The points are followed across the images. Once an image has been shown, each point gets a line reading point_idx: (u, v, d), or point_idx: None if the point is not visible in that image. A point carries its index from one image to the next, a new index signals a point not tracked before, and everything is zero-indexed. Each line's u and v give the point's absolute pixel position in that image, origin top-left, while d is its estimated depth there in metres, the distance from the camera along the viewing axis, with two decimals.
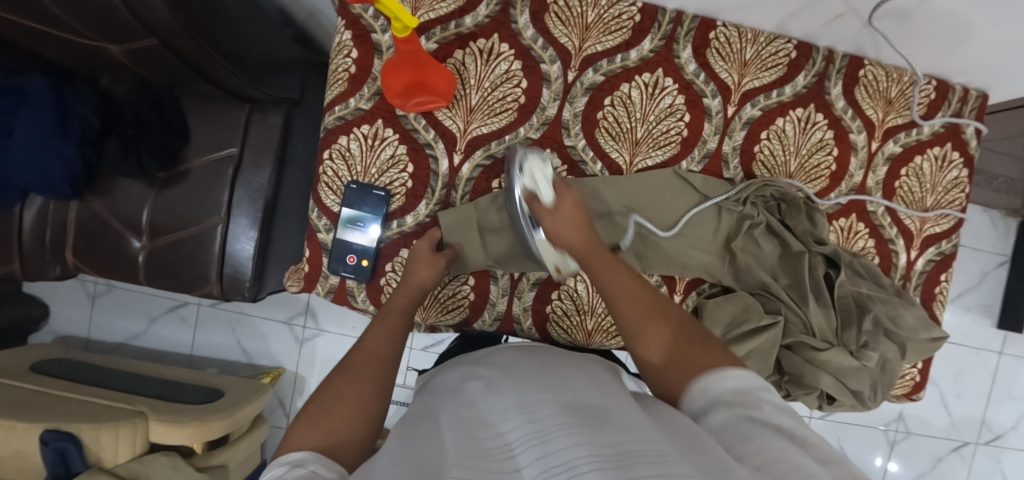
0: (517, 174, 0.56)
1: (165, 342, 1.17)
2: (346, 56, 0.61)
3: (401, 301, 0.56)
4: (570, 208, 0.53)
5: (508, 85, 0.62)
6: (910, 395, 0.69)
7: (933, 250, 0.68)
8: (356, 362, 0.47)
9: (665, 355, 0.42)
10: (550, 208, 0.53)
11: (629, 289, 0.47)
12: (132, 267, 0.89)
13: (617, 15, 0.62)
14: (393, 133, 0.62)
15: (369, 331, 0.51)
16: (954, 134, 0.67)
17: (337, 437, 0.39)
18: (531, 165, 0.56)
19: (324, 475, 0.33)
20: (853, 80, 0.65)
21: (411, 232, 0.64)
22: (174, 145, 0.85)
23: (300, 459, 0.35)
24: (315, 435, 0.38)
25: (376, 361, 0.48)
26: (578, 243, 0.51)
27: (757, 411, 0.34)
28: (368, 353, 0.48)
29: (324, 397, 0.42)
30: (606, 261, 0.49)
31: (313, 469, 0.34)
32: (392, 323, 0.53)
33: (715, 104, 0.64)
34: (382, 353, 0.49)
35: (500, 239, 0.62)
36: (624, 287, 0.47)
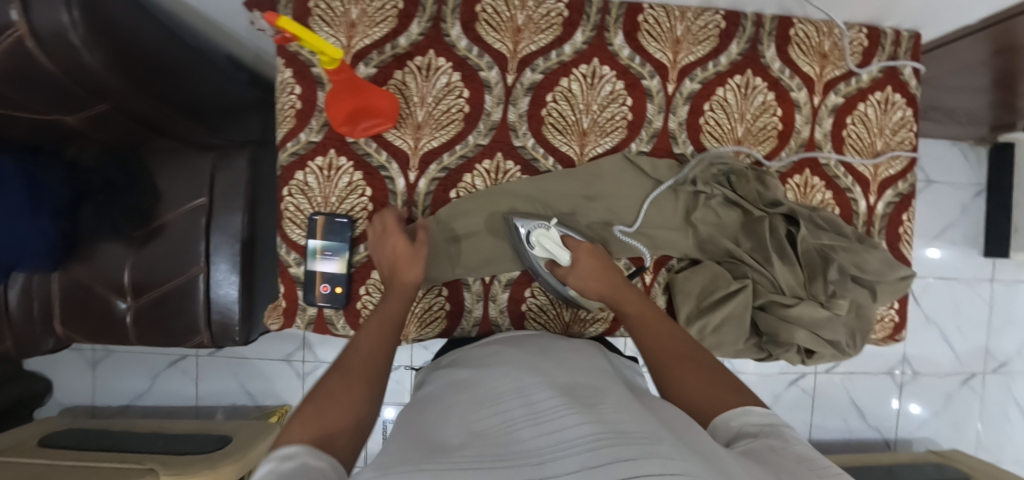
0: (529, 248, 0.60)
1: (169, 397, 1.17)
2: (291, 93, 0.62)
3: (393, 304, 0.57)
4: (587, 258, 0.58)
5: (451, 97, 0.64)
6: (893, 336, 0.70)
7: (891, 192, 0.69)
8: (348, 361, 0.49)
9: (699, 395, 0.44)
10: (569, 268, 0.58)
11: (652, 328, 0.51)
12: (121, 330, 0.89)
13: (545, 13, 0.64)
14: (346, 161, 0.63)
15: (361, 332, 0.54)
16: (892, 77, 0.69)
17: (329, 426, 0.40)
18: (538, 235, 0.59)
19: (314, 467, 0.33)
20: (785, 40, 0.67)
21: None
22: (146, 204, 0.86)
23: (292, 452, 0.34)
24: (306, 425, 0.38)
25: (368, 360, 0.50)
26: (603, 290, 0.56)
27: (781, 442, 0.34)
28: (361, 352, 0.51)
29: (318, 391, 0.44)
30: (630, 302, 0.54)
31: (303, 460, 0.33)
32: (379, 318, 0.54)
33: (655, 85, 0.66)
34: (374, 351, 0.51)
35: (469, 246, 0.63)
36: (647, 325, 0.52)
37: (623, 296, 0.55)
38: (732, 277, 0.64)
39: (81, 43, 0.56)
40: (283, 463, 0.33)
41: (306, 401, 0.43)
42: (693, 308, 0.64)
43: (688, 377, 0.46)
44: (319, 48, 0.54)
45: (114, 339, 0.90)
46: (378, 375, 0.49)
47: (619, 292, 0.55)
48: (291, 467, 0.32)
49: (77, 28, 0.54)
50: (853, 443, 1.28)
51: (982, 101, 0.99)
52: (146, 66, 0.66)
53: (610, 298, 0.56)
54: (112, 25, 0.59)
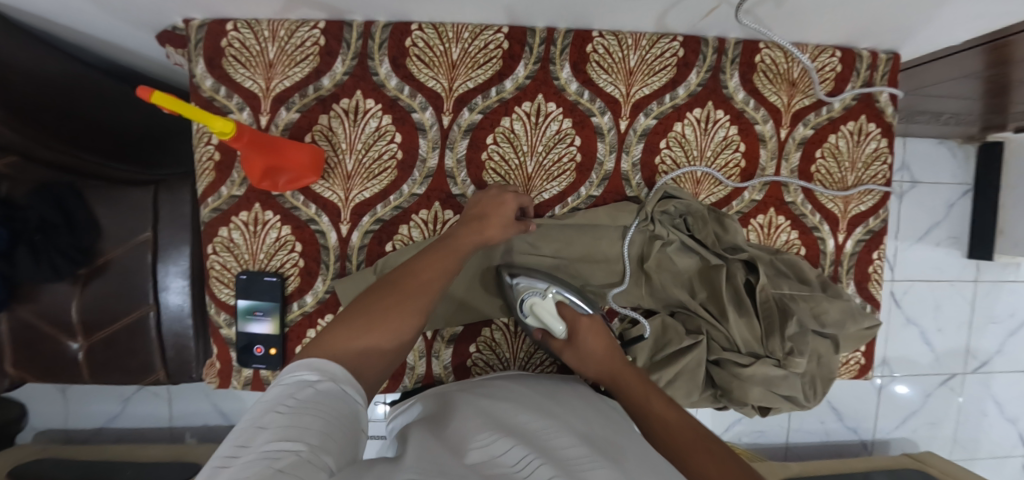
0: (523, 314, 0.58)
1: (142, 420, 1.17)
2: (208, 143, 0.58)
3: (465, 245, 0.53)
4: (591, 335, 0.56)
5: (382, 142, 0.59)
6: (859, 378, 0.67)
7: (862, 230, 0.65)
8: (405, 280, 0.51)
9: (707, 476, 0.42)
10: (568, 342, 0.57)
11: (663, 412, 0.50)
12: (74, 369, 0.87)
13: (483, 46, 0.58)
14: (273, 215, 0.59)
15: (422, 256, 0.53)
16: (867, 105, 0.63)
17: (362, 357, 0.43)
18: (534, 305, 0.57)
19: (352, 398, 0.38)
20: (749, 67, 0.61)
21: (314, 311, 0.61)
22: (86, 241, 0.82)
23: (336, 374, 0.39)
24: (352, 341, 0.44)
25: (424, 290, 0.50)
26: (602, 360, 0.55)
27: None
28: (420, 279, 0.51)
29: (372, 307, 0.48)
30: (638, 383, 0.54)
31: (343, 387, 0.38)
32: (443, 257, 0.52)
33: (606, 121, 0.60)
34: (432, 282, 0.51)
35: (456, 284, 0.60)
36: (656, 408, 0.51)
37: (624, 380, 0.54)
38: (685, 331, 0.60)
39: None
40: (317, 386, 0.37)
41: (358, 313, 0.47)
42: (646, 362, 0.61)
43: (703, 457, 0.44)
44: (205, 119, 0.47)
45: (68, 377, 0.88)
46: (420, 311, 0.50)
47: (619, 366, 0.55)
48: (322, 393, 0.36)
49: None
50: (829, 444, 1.28)
51: (969, 106, 0.93)
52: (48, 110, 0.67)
53: (608, 378, 0.55)
54: None
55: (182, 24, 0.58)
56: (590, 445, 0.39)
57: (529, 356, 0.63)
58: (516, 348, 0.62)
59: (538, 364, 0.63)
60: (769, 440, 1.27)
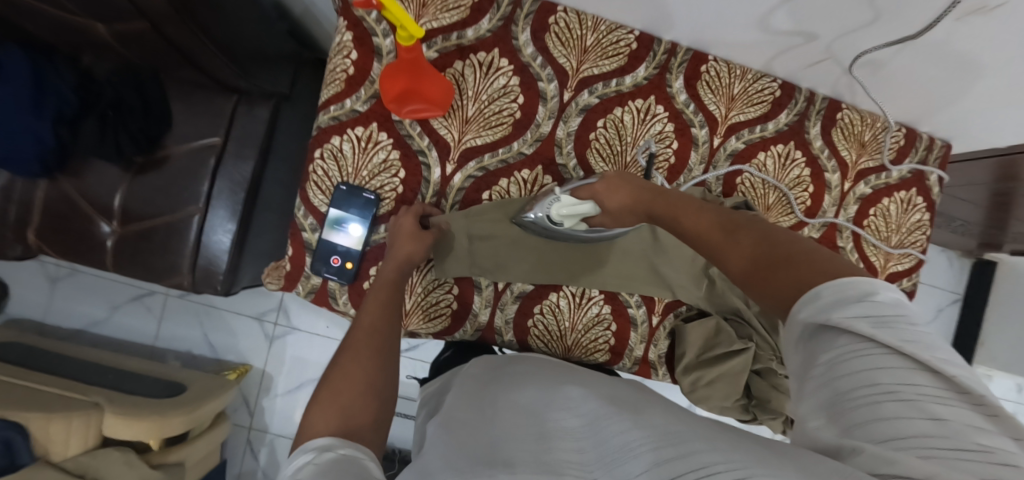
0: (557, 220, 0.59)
1: (127, 332, 1.11)
2: (346, 57, 0.61)
3: (389, 274, 0.55)
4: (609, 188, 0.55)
5: (505, 100, 0.63)
6: None
7: (895, 287, 0.72)
8: (355, 335, 0.46)
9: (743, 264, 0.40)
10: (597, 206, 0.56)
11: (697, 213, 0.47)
12: (97, 255, 0.83)
13: (615, 41, 0.64)
14: (387, 138, 0.62)
15: (360, 309, 0.50)
16: (919, 180, 0.72)
17: (352, 413, 0.39)
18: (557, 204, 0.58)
19: (355, 457, 0.33)
20: (830, 122, 0.69)
21: None
22: (155, 131, 0.80)
23: (327, 444, 0.35)
24: (330, 421, 0.37)
25: (374, 332, 0.47)
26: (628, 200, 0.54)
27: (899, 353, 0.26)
28: (366, 328, 0.47)
29: (330, 380, 0.42)
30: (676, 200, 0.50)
31: (343, 451, 0.34)
32: (382, 293, 0.52)
33: (702, 134, 0.67)
34: (381, 323, 0.48)
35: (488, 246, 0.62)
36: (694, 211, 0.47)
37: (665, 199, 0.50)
38: (735, 336, 0.64)
39: None
40: (315, 461, 0.33)
41: (317, 394, 0.41)
42: (693, 358, 0.65)
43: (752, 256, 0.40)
44: (401, 23, 0.52)
45: (88, 262, 0.84)
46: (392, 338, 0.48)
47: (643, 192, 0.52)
48: (321, 466, 0.32)
49: None
50: None
51: (980, 217, 1.04)
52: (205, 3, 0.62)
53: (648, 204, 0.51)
54: None
55: None
56: (609, 403, 0.36)
57: (586, 330, 0.66)
58: (576, 319, 0.65)
59: (594, 340, 0.66)
60: None
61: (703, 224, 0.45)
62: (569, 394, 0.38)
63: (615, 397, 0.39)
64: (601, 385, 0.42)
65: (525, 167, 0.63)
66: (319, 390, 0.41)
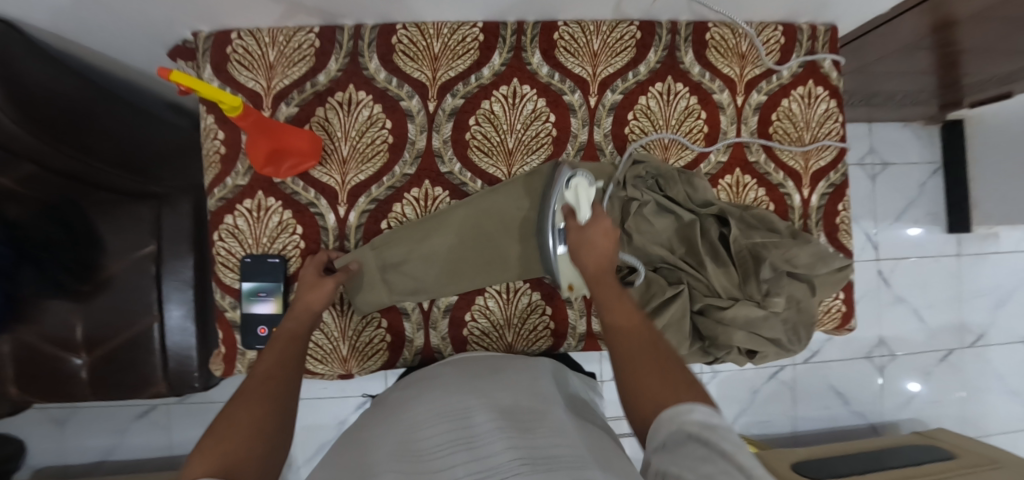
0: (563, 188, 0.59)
1: (141, 450, 1.15)
2: (214, 139, 0.63)
3: (292, 327, 0.55)
4: (602, 236, 0.54)
5: (375, 129, 0.64)
6: (843, 326, 0.70)
7: (824, 184, 0.70)
8: (248, 386, 0.46)
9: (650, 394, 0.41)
10: (581, 225, 0.56)
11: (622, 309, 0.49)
12: (72, 387, 0.86)
13: (461, 39, 0.64)
14: (275, 201, 0.63)
15: (259, 356, 0.51)
16: (813, 71, 0.69)
17: (231, 455, 0.38)
18: (578, 182, 0.58)
19: None
20: (702, 45, 0.67)
21: None
22: (89, 257, 0.82)
23: None
24: (209, 462, 0.36)
25: (270, 382, 0.48)
26: (591, 266, 0.53)
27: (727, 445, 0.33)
28: (260, 377, 0.48)
29: (215, 429, 0.41)
30: (612, 289, 0.51)
31: None
32: (282, 346, 0.53)
33: (576, 99, 0.66)
34: (276, 374, 0.49)
35: (401, 275, 0.63)
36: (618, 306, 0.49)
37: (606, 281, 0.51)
38: (668, 283, 0.63)
39: None
40: None
41: (202, 442, 0.39)
42: None
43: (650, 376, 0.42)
44: (219, 98, 0.55)
45: (64, 396, 0.86)
46: (288, 389, 0.48)
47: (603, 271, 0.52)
48: None
49: None
50: (838, 432, 1.25)
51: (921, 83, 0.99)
52: (48, 112, 0.69)
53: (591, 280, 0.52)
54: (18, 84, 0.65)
55: (192, 38, 0.66)
56: (503, 414, 0.43)
57: (523, 322, 0.65)
58: (509, 314, 0.65)
59: (533, 328, 0.65)
60: (777, 430, 1.23)
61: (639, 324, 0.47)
62: (461, 407, 0.45)
63: (513, 409, 0.45)
64: (498, 394, 0.48)
65: (415, 185, 0.64)
66: (203, 440, 0.39)
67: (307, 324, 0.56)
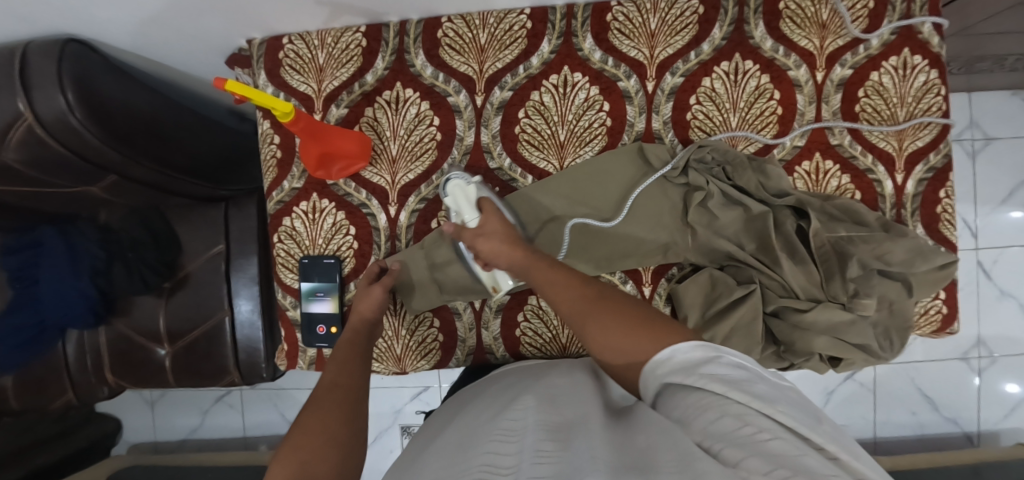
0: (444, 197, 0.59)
1: (219, 430, 1.25)
2: (271, 143, 0.64)
3: (349, 335, 0.58)
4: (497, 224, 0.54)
5: (423, 126, 0.63)
6: (943, 330, 0.61)
7: (923, 168, 0.61)
8: (317, 396, 0.49)
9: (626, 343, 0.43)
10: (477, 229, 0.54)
11: (564, 289, 0.48)
12: (160, 375, 0.95)
13: (508, 28, 0.61)
14: (329, 202, 0.64)
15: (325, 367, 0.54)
16: (908, 38, 0.59)
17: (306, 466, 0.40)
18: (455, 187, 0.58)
19: None
20: (775, 15, 0.60)
21: None
22: (169, 257, 0.90)
23: None
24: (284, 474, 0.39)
25: (335, 390, 0.50)
26: (517, 260, 0.51)
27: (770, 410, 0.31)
28: (327, 385, 0.51)
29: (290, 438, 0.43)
30: (546, 270, 0.49)
31: None
32: (343, 354, 0.56)
33: (632, 85, 0.62)
34: (341, 382, 0.52)
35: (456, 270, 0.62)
36: (561, 287, 0.48)
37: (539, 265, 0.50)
38: (736, 282, 0.58)
39: (80, 123, 0.62)
40: None
41: (280, 450, 0.42)
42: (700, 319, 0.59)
43: (613, 329, 0.44)
44: (272, 104, 0.55)
45: (154, 382, 0.96)
46: (357, 397, 0.51)
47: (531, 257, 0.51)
48: None
49: (74, 109, 0.61)
50: (925, 439, 1.14)
51: None
52: (124, 120, 0.67)
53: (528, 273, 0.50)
54: (104, 104, 0.64)
55: (246, 45, 0.68)
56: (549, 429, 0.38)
57: None
58: None
59: None
60: (853, 435, 1.14)
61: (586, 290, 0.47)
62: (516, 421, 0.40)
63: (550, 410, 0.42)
64: (556, 404, 0.43)
65: None
66: (281, 449, 0.42)
67: (362, 334, 0.59)
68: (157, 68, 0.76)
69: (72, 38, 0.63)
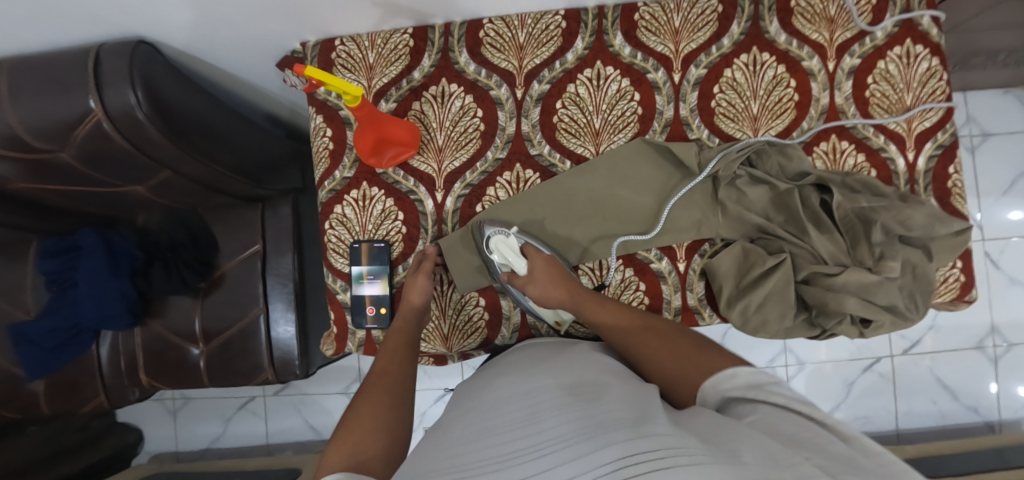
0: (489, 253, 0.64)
1: (242, 438, 1.25)
2: (323, 136, 0.69)
3: (399, 325, 0.62)
4: (543, 265, 0.61)
5: (467, 118, 0.68)
6: (962, 297, 0.65)
7: (932, 145, 0.66)
8: (369, 383, 0.53)
9: (676, 364, 0.47)
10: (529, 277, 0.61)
11: (612, 318, 0.56)
12: (194, 375, 0.96)
13: (545, 28, 0.67)
14: (378, 190, 0.68)
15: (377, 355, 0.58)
16: (910, 30, 0.66)
17: (360, 445, 0.44)
18: (496, 240, 0.63)
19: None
20: (787, 12, 0.66)
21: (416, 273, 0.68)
22: (207, 257, 0.93)
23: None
24: (341, 454, 0.42)
25: (386, 378, 0.54)
26: (565, 297, 0.59)
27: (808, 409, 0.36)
28: (379, 372, 0.55)
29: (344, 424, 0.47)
30: (591, 301, 0.58)
31: None
32: (394, 344, 0.59)
33: (660, 76, 0.67)
34: (391, 370, 0.55)
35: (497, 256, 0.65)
36: (610, 315, 0.56)
37: (582, 298, 0.58)
38: (767, 253, 0.62)
39: (146, 118, 0.66)
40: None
41: (337, 433, 0.46)
42: (733, 289, 0.63)
43: (664, 355, 0.49)
44: (342, 89, 0.60)
45: (188, 383, 0.97)
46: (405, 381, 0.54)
47: (576, 293, 0.59)
48: None
49: (142, 106, 0.65)
50: (947, 429, 1.15)
51: None
52: (185, 121, 0.71)
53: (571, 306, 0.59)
54: (168, 103, 0.69)
55: (299, 48, 0.73)
56: (567, 393, 0.43)
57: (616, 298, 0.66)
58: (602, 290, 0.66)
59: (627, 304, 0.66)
60: (876, 426, 1.16)
61: (630, 317, 0.55)
62: (534, 388, 0.46)
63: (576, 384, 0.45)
64: (572, 370, 0.49)
65: (507, 167, 0.67)
66: (337, 432, 0.46)
67: (410, 322, 0.62)
68: (208, 74, 0.81)
69: (143, 41, 0.68)
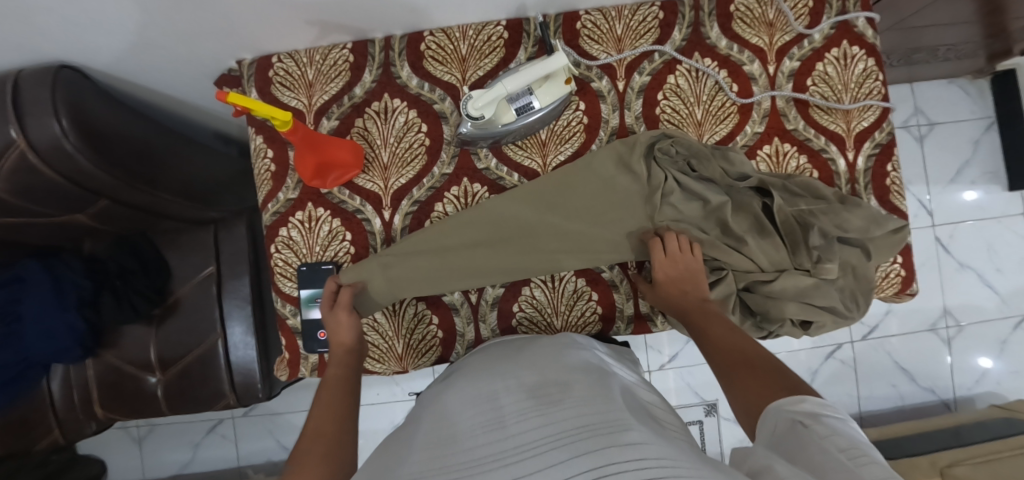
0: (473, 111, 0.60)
1: (213, 462, 1.22)
2: (264, 157, 0.67)
3: (335, 373, 0.59)
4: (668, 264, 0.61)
5: (412, 133, 0.67)
6: (904, 291, 0.67)
7: (870, 145, 0.67)
8: (302, 445, 0.49)
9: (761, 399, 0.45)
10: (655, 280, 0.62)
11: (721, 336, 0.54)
12: (153, 404, 0.93)
13: (487, 39, 0.66)
14: (324, 211, 0.66)
15: (313, 412, 0.54)
16: (846, 31, 0.67)
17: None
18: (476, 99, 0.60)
19: None
20: (727, 17, 0.66)
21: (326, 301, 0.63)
22: (159, 283, 0.90)
23: None
24: None
25: (322, 438, 0.49)
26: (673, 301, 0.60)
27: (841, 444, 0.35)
28: (312, 433, 0.50)
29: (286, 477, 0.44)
30: (709, 317, 0.57)
31: None
32: (329, 397, 0.55)
33: (604, 85, 0.67)
34: (326, 431, 0.50)
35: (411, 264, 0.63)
36: (717, 333, 0.55)
37: (707, 318, 0.57)
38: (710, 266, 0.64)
39: (75, 148, 0.63)
40: None
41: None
42: None
43: (753, 391, 0.47)
44: (270, 114, 0.58)
45: (147, 413, 0.94)
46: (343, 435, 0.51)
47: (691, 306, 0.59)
48: None
49: (69, 135, 0.62)
50: (906, 410, 1.19)
51: (975, 39, 0.92)
52: (123, 146, 0.69)
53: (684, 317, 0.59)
54: (104, 130, 0.66)
55: (236, 66, 0.70)
56: (531, 393, 0.43)
57: (571, 310, 0.66)
58: (557, 302, 0.66)
59: (581, 316, 0.66)
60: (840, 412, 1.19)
61: (733, 339, 0.53)
62: (501, 386, 0.46)
63: (541, 382, 0.45)
64: (531, 367, 0.49)
65: (454, 182, 0.66)
66: None
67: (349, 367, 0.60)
68: (145, 96, 0.78)
69: (66, 65, 0.65)
